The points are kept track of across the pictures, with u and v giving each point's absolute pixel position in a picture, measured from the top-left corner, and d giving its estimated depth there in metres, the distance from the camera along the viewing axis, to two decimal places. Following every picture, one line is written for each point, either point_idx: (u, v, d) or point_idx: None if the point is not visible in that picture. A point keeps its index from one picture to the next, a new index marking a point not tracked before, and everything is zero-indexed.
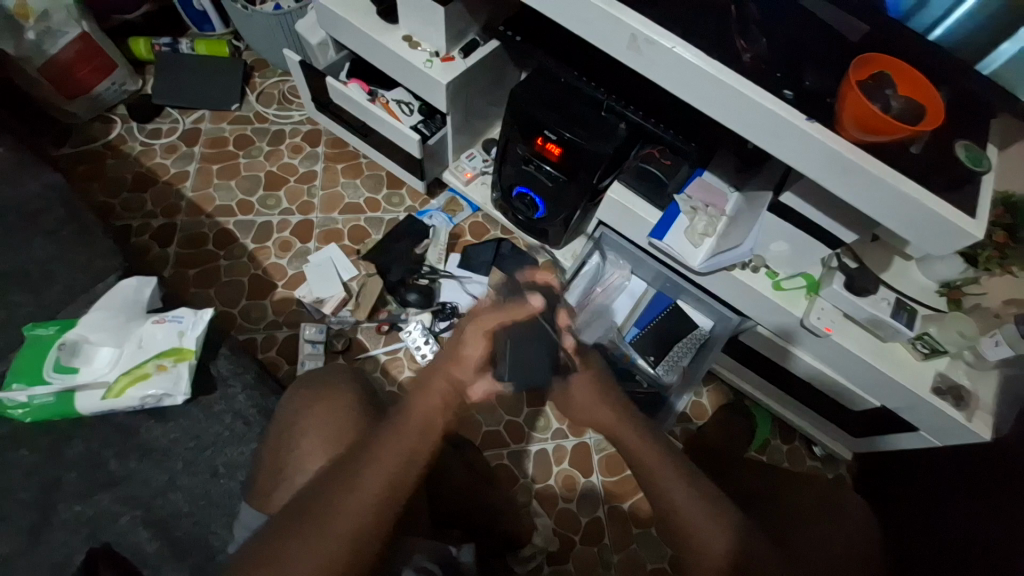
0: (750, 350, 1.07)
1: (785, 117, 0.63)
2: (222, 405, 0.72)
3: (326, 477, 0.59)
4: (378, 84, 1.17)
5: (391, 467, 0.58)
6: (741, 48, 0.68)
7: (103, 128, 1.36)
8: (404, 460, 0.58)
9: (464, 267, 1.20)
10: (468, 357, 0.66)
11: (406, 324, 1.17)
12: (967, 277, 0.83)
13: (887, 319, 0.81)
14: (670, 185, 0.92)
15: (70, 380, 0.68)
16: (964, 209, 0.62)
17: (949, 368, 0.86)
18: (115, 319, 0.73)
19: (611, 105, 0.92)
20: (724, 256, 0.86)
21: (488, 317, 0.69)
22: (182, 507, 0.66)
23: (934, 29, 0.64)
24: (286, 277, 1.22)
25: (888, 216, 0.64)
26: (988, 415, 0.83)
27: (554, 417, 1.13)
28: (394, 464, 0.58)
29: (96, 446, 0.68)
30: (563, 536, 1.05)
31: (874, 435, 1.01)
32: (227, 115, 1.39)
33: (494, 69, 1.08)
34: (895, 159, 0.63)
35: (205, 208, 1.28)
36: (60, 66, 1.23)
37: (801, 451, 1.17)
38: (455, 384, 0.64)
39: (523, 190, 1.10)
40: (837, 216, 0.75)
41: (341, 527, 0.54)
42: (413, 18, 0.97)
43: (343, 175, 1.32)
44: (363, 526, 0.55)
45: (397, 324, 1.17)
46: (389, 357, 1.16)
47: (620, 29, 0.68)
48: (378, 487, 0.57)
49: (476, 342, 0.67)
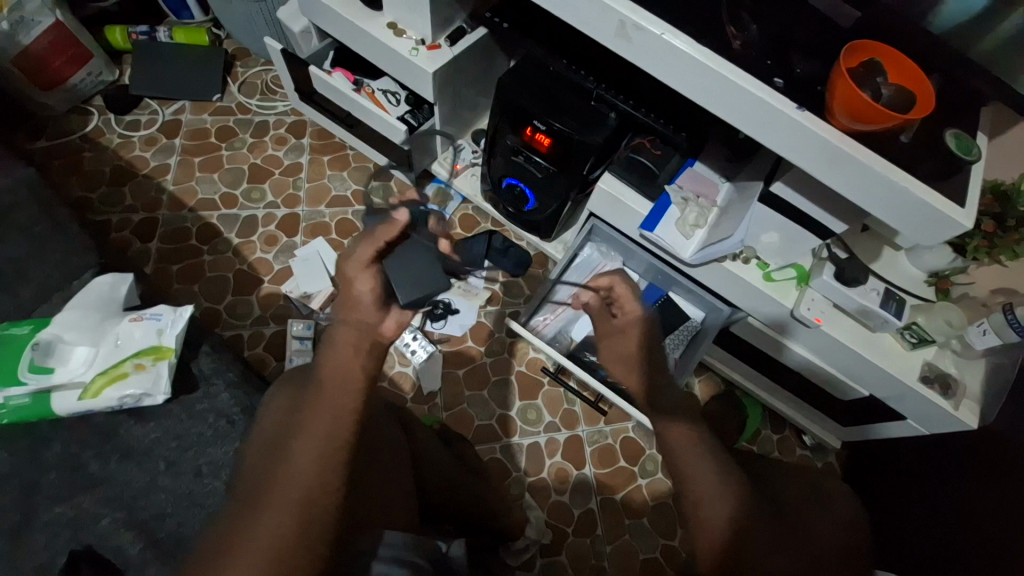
0: (741, 341, 1.07)
1: (775, 105, 0.62)
2: (205, 404, 0.70)
3: (263, 461, 0.55)
4: (363, 73, 1.14)
5: (325, 429, 0.54)
6: (731, 34, 0.66)
7: (79, 120, 1.32)
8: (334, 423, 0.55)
9: None
10: (358, 297, 0.66)
11: None
12: (955, 267, 0.84)
13: (876, 309, 0.81)
14: (662, 176, 0.91)
15: (46, 381, 0.66)
16: (953, 199, 0.61)
17: (936, 358, 0.87)
18: (90, 316, 0.70)
19: (600, 94, 0.91)
20: (715, 248, 0.86)
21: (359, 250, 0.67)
22: (165, 508, 0.65)
23: (931, 17, 0.63)
24: (272, 272, 1.20)
25: (879, 206, 0.64)
26: (974, 402, 0.84)
27: (545, 410, 1.12)
28: (324, 429, 0.54)
29: (75, 448, 0.66)
30: (556, 528, 1.05)
31: (863, 424, 1.02)
32: (208, 106, 1.35)
33: (481, 57, 1.06)
34: (885, 148, 0.62)
35: (188, 202, 1.25)
36: (33, 57, 1.18)
37: (791, 441, 1.18)
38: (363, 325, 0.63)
39: (512, 182, 1.08)
40: (828, 206, 0.75)
41: (280, 503, 0.50)
42: (397, 5, 0.95)
43: (329, 167, 1.30)
44: (308, 495, 0.51)
45: None
46: None
47: (607, 15, 0.67)
48: (315, 453, 0.53)
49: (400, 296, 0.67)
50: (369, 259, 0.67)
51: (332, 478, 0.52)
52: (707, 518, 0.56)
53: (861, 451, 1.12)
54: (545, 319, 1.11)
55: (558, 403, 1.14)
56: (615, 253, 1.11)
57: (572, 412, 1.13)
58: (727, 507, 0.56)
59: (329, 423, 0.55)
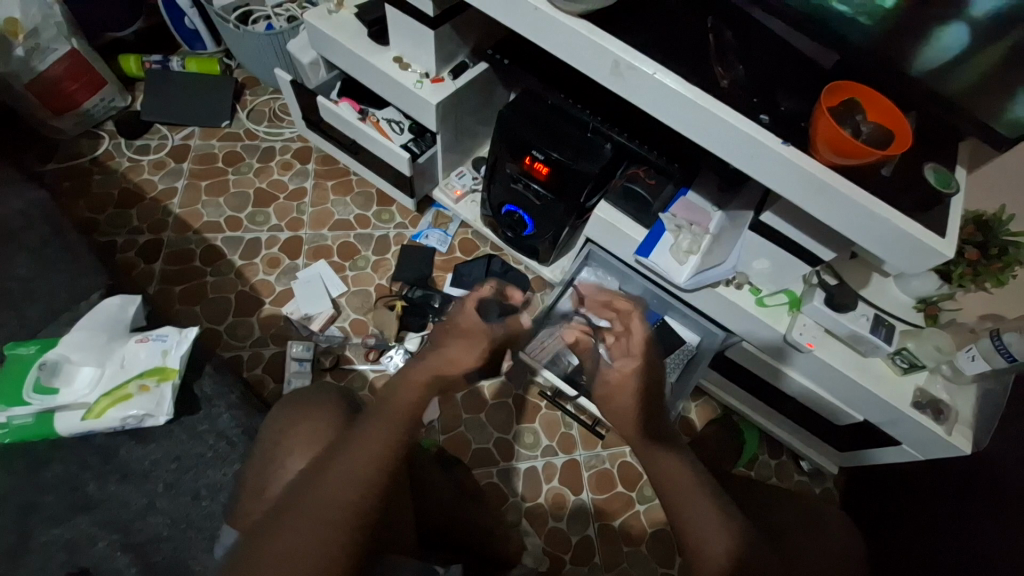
0: (736, 365, 1.08)
1: (762, 140, 0.65)
2: (205, 425, 0.71)
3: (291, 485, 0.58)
4: (369, 103, 1.19)
5: (362, 465, 0.56)
6: (719, 74, 0.70)
7: (90, 144, 1.36)
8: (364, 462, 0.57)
9: (456, 286, 1.21)
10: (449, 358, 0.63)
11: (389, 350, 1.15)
12: (943, 293, 0.86)
13: (867, 334, 0.83)
14: (656, 205, 0.93)
15: (50, 401, 0.66)
16: (933, 229, 0.64)
17: (927, 383, 0.89)
18: (98, 336, 0.71)
19: (597, 126, 0.95)
20: (708, 274, 0.88)
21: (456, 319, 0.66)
22: (161, 531, 0.64)
23: (920, 65, 0.65)
24: (273, 294, 1.21)
25: (864, 236, 0.66)
26: (966, 428, 0.85)
27: (543, 433, 1.12)
28: (358, 470, 0.56)
29: (74, 469, 0.66)
30: (553, 555, 1.04)
31: (858, 449, 1.02)
32: (217, 132, 1.39)
33: (483, 89, 1.11)
34: (867, 181, 0.65)
35: (193, 224, 1.28)
36: (47, 82, 1.22)
37: (788, 466, 1.18)
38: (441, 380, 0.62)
39: (511, 208, 1.12)
40: (816, 235, 0.78)
41: (301, 531, 0.53)
42: (403, 40, 0.99)
43: (333, 192, 1.33)
44: (330, 525, 0.53)
45: (383, 350, 1.15)
46: (376, 374, 1.15)
47: (603, 55, 0.71)
48: (343, 489, 0.55)
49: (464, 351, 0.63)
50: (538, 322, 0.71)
51: (349, 513, 0.54)
52: (708, 552, 0.56)
53: (858, 476, 1.12)
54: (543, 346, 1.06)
55: (555, 426, 1.14)
56: (611, 277, 1.13)
57: (570, 437, 1.13)
58: (724, 541, 0.56)
59: (361, 463, 0.56)
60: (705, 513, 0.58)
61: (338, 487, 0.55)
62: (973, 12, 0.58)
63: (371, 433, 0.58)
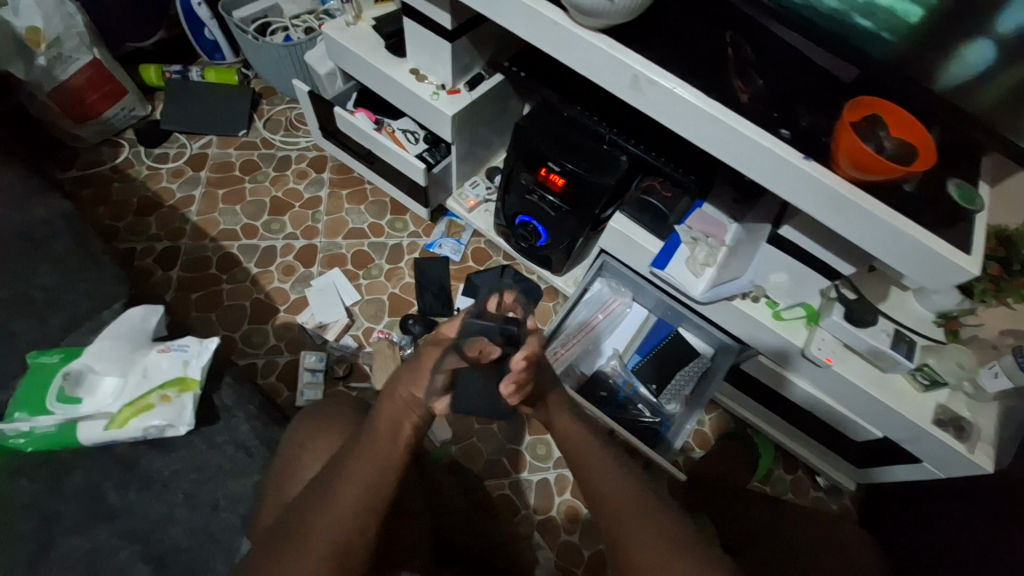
0: (751, 378, 1.07)
1: (783, 155, 0.65)
2: (224, 435, 0.71)
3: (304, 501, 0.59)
4: (385, 113, 1.20)
5: (365, 475, 0.58)
6: (739, 88, 0.70)
7: (111, 152, 1.38)
8: (370, 477, 0.58)
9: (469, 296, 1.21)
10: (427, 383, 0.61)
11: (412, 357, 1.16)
12: (964, 309, 0.84)
13: (887, 350, 0.82)
14: (671, 217, 0.94)
15: (74, 411, 0.67)
16: (957, 246, 0.63)
17: (950, 400, 0.87)
18: (121, 346, 0.72)
19: (613, 138, 0.95)
20: (725, 287, 0.88)
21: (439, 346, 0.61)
22: (181, 541, 0.65)
23: (941, 81, 0.65)
24: (288, 302, 1.22)
25: (885, 251, 0.66)
26: (988, 446, 0.83)
27: (555, 445, 1.12)
28: (365, 480, 0.57)
29: (96, 477, 0.67)
30: (566, 569, 1.03)
31: (875, 466, 1.01)
32: (234, 140, 1.41)
33: (498, 101, 1.11)
34: (890, 197, 0.65)
35: (210, 232, 1.29)
36: (69, 91, 1.25)
37: (804, 481, 1.16)
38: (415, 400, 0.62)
39: (525, 219, 1.12)
40: (836, 249, 0.77)
41: (315, 540, 0.55)
42: (420, 52, 1.01)
43: (348, 201, 1.34)
44: (343, 535, 0.55)
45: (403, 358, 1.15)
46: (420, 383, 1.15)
47: (622, 70, 0.71)
48: (354, 498, 0.57)
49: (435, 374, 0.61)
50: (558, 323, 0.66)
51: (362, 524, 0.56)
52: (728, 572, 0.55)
53: (876, 493, 1.10)
54: (560, 350, 1.09)
55: None
56: (625, 288, 1.13)
57: None
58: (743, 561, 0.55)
59: (369, 473, 0.58)
60: (694, 547, 0.55)
61: (348, 496, 0.57)
62: (999, 29, 0.58)
63: (369, 440, 0.60)
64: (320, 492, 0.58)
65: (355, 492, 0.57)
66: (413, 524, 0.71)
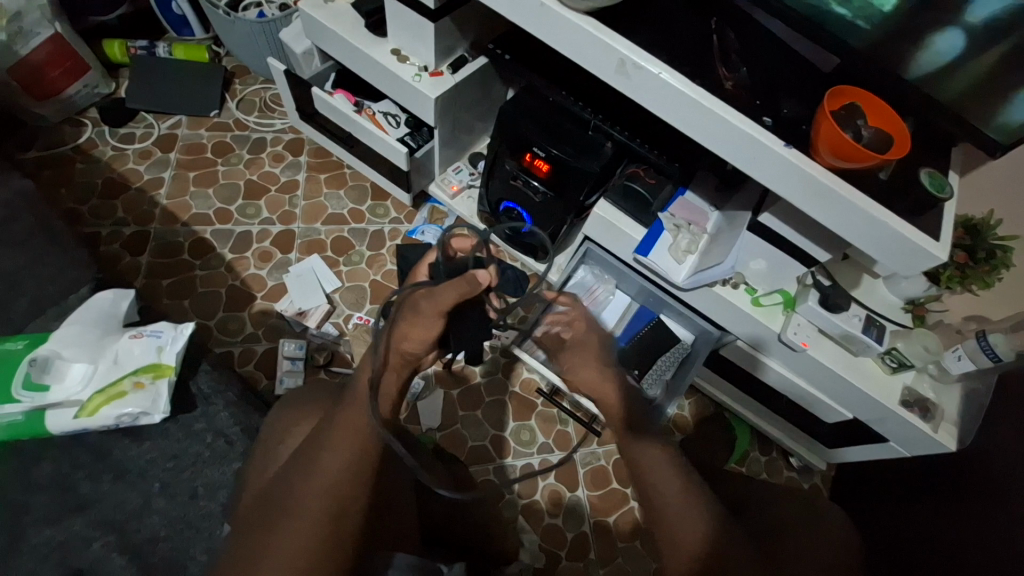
0: (728, 363, 1.10)
1: (766, 143, 0.66)
2: (202, 423, 0.69)
3: (286, 485, 0.60)
4: (365, 95, 1.17)
5: (347, 453, 0.61)
6: (723, 76, 0.71)
7: (72, 132, 1.31)
8: (355, 451, 0.61)
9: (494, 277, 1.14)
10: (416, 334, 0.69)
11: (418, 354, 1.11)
12: (930, 295, 0.89)
13: (858, 334, 0.85)
14: (655, 204, 0.94)
15: (41, 399, 0.64)
16: (927, 233, 0.66)
17: (915, 382, 0.91)
18: (89, 332, 0.69)
19: (597, 124, 0.95)
20: (705, 274, 0.89)
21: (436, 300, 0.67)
22: (158, 532, 0.63)
23: (912, 70, 0.67)
24: (265, 289, 1.19)
25: (861, 238, 0.67)
26: (952, 426, 0.87)
27: (539, 430, 1.12)
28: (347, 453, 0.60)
29: (65, 468, 0.64)
30: (550, 551, 1.04)
31: (844, 446, 1.05)
32: (206, 121, 1.35)
33: (482, 85, 1.10)
34: (863, 183, 0.66)
35: (182, 216, 1.24)
36: (28, 66, 1.17)
37: (778, 462, 1.20)
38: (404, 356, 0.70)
39: (509, 205, 1.11)
40: (813, 235, 0.79)
41: (308, 514, 0.57)
42: (402, 32, 0.98)
43: (326, 185, 1.30)
44: (335, 510, 0.58)
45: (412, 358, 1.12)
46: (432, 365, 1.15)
47: (608, 54, 0.70)
48: (344, 474, 0.60)
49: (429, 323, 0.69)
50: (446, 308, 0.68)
51: (352, 494, 0.59)
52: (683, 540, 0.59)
53: (848, 473, 1.14)
54: None
55: (551, 423, 1.14)
56: (608, 275, 1.15)
57: (566, 433, 1.13)
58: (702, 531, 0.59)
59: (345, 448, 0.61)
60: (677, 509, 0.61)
61: (337, 467, 0.59)
62: (970, 19, 0.60)
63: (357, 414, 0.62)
64: (306, 473, 0.60)
65: (344, 465, 0.60)
66: (399, 510, 0.70)
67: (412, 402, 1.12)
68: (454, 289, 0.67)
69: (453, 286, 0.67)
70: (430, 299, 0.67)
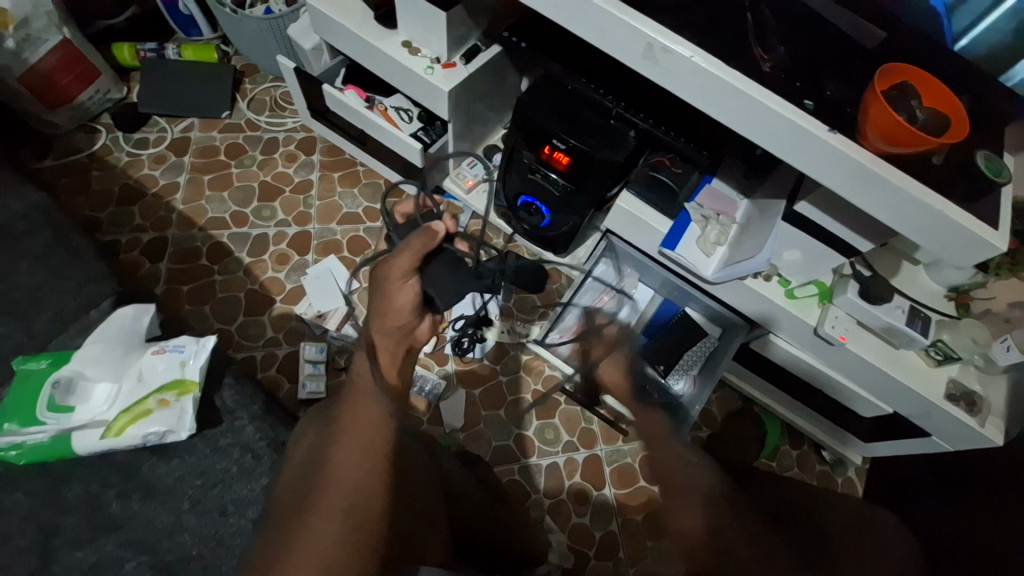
0: (760, 357, 1.06)
1: (809, 129, 0.61)
2: (229, 438, 0.69)
3: None
4: (376, 90, 1.14)
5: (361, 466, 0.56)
6: (760, 57, 0.66)
7: (87, 139, 1.31)
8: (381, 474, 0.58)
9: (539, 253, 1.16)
10: (400, 304, 0.72)
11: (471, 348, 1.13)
12: (975, 282, 0.85)
13: (902, 327, 0.81)
14: (681, 194, 0.91)
15: (66, 421, 0.65)
16: (986, 221, 0.61)
17: (961, 374, 0.86)
18: (113, 350, 0.69)
19: (620, 113, 0.90)
20: (738, 267, 0.84)
21: (403, 259, 0.73)
22: (190, 550, 0.63)
23: (962, 38, 0.66)
24: (284, 291, 1.18)
25: (911, 228, 0.63)
26: (999, 418, 0.83)
27: (563, 429, 1.11)
28: (361, 462, 0.55)
29: (97, 487, 0.64)
30: (578, 551, 1.03)
31: (882, 440, 1.01)
32: (217, 123, 1.34)
33: (496, 74, 1.06)
34: (914, 170, 0.61)
35: (198, 220, 1.24)
36: (40, 75, 1.17)
37: (810, 456, 1.17)
38: (400, 332, 0.71)
39: (527, 199, 1.07)
40: (854, 226, 0.74)
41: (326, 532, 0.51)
42: (412, 24, 0.94)
43: (340, 184, 1.28)
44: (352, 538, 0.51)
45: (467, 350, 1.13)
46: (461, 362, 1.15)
47: (636, 37, 0.66)
48: (351, 505, 0.53)
49: (404, 290, 0.73)
50: (408, 270, 0.74)
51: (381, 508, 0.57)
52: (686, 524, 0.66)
53: (885, 467, 1.11)
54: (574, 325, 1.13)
55: (575, 421, 1.12)
56: (630, 270, 1.12)
57: (590, 431, 1.11)
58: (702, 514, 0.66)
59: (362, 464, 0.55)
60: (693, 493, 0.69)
61: (353, 485, 0.54)
62: None
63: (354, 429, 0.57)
64: None
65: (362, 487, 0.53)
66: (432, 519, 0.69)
67: (436, 410, 1.11)
68: (410, 254, 0.74)
69: (406, 251, 0.73)
70: (391, 267, 0.72)
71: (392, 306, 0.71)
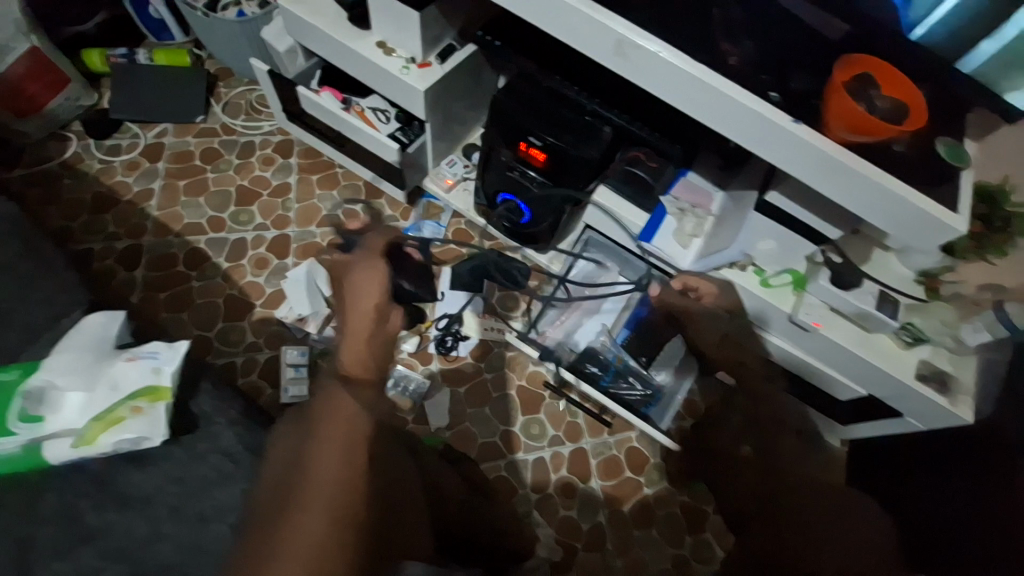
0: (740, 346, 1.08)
1: (774, 120, 0.63)
2: (206, 443, 0.68)
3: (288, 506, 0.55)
4: (353, 92, 1.14)
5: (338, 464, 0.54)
6: (725, 50, 0.67)
7: (57, 147, 1.28)
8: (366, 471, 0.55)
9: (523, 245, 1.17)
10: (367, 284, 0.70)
11: (456, 347, 1.15)
12: (944, 266, 0.84)
13: (874, 311, 0.83)
14: (657, 188, 0.94)
15: (38, 430, 0.63)
16: (946, 204, 0.63)
17: (932, 356, 0.89)
18: (84, 358, 0.67)
19: (595, 109, 0.91)
20: (713, 258, 0.89)
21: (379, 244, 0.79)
22: (169, 556, 0.62)
23: (917, 27, 0.65)
24: (264, 296, 1.17)
25: (875, 214, 0.65)
26: (969, 397, 0.86)
27: (548, 424, 1.11)
28: None
29: (71, 497, 0.63)
30: (566, 544, 1.04)
31: (859, 423, 1.04)
32: (192, 128, 1.33)
33: (472, 73, 1.06)
34: (876, 158, 0.63)
35: (174, 227, 1.22)
36: (7, 83, 1.14)
37: None
38: (370, 316, 0.67)
39: (506, 197, 1.08)
40: (823, 214, 0.76)
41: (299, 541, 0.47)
42: (386, 24, 0.94)
43: (319, 186, 1.28)
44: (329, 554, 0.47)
45: (452, 349, 1.15)
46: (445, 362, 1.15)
47: (604, 34, 0.67)
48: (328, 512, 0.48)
49: (371, 272, 0.72)
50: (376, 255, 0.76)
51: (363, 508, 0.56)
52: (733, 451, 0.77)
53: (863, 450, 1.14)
54: (558, 321, 1.14)
55: (561, 416, 1.13)
56: (610, 263, 1.14)
57: (576, 425, 1.12)
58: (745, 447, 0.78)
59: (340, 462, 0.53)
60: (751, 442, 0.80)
61: None
62: None
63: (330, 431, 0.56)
64: None
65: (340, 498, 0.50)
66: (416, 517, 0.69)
67: (421, 410, 1.12)
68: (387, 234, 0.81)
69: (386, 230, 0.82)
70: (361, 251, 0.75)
71: (361, 286, 0.70)
